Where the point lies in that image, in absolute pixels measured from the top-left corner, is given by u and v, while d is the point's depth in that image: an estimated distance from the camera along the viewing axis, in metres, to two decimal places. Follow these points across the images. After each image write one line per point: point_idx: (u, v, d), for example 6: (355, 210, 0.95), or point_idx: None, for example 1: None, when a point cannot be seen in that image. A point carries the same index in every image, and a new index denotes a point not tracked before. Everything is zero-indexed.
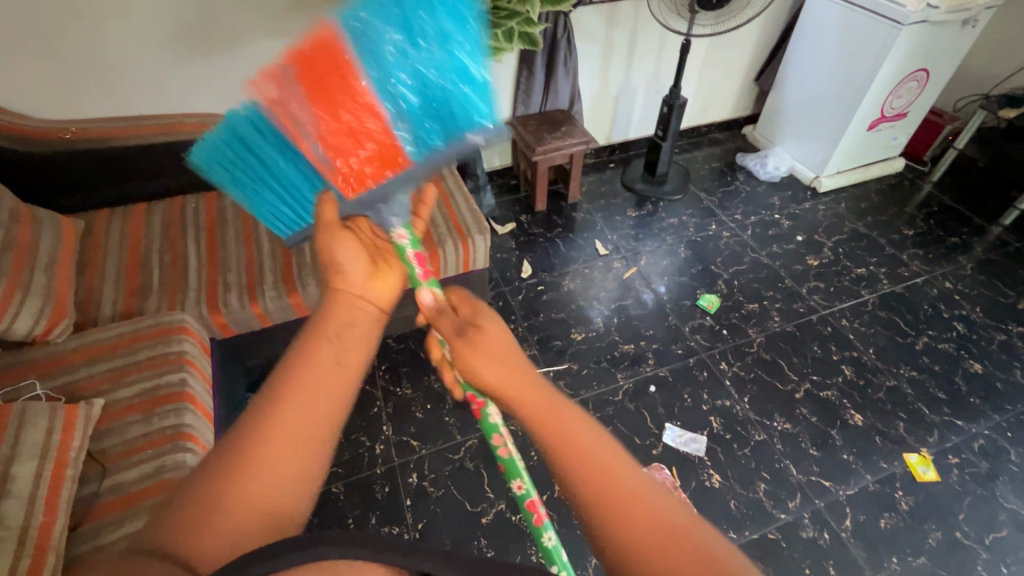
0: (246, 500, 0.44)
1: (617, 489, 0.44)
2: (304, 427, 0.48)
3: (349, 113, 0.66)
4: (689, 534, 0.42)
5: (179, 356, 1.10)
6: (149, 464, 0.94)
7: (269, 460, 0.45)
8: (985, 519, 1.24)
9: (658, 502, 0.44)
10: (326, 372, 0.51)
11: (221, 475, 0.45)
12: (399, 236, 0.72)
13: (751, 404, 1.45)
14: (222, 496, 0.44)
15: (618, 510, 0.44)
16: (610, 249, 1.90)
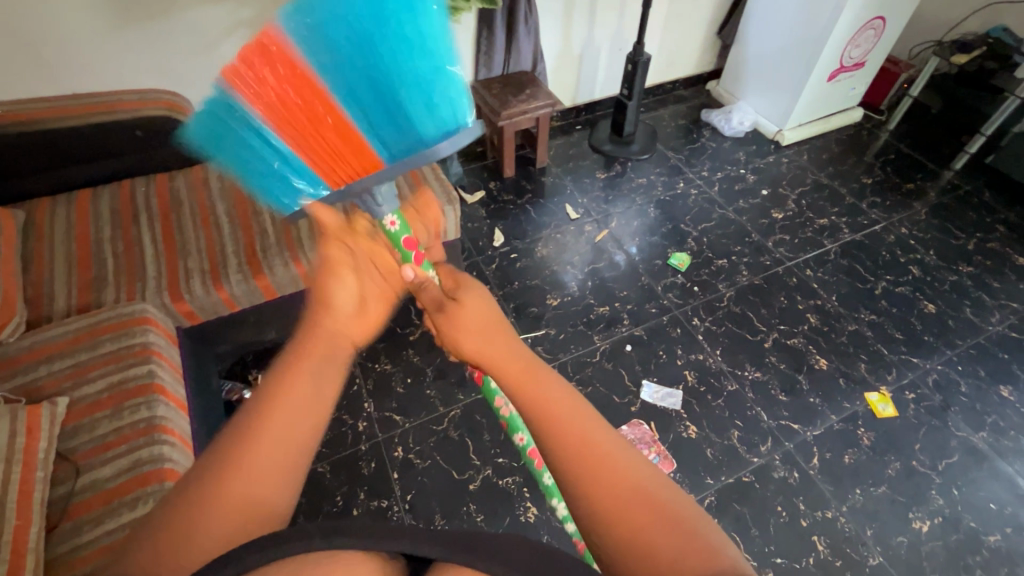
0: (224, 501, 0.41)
1: (571, 440, 0.47)
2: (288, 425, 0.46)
3: (305, 116, 0.63)
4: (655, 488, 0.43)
5: (143, 349, 1.06)
6: (124, 459, 0.91)
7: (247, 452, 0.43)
8: (938, 447, 1.33)
9: (624, 460, 0.45)
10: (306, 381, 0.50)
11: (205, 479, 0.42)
12: (390, 223, 0.71)
13: (723, 356, 1.50)
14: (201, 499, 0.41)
15: (586, 469, 0.45)
16: (581, 213, 1.90)
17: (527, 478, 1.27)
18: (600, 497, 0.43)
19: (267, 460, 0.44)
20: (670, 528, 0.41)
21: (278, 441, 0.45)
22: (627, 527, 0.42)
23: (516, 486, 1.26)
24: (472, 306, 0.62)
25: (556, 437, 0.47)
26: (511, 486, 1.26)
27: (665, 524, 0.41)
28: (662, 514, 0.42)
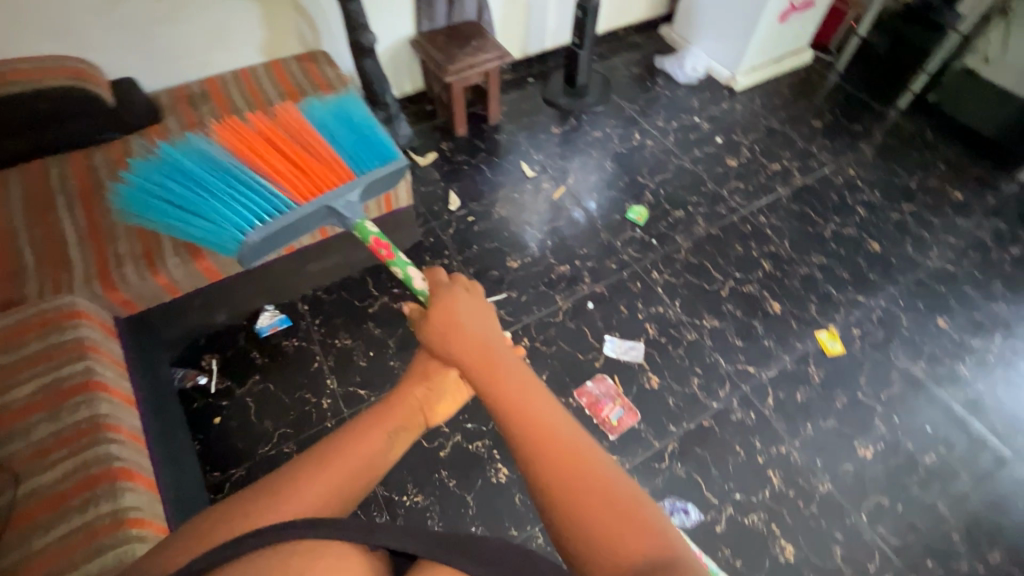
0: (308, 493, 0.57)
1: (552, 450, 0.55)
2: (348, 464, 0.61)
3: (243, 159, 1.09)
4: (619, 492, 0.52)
5: (78, 345, 1.00)
6: (69, 462, 0.87)
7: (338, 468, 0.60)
8: (881, 378, 1.41)
9: (606, 472, 0.54)
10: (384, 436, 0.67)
11: (303, 471, 0.59)
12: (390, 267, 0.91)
13: (682, 307, 1.53)
14: (290, 489, 0.57)
15: (569, 480, 0.53)
16: (538, 171, 1.85)
17: (497, 440, 1.29)
18: (571, 501, 0.52)
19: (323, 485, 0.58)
20: (629, 525, 0.49)
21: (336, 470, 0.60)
22: (598, 533, 0.49)
23: (486, 449, 1.28)
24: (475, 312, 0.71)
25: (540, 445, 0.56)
26: (481, 450, 1.28)
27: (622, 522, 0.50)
28: (626, 519, 0.50)
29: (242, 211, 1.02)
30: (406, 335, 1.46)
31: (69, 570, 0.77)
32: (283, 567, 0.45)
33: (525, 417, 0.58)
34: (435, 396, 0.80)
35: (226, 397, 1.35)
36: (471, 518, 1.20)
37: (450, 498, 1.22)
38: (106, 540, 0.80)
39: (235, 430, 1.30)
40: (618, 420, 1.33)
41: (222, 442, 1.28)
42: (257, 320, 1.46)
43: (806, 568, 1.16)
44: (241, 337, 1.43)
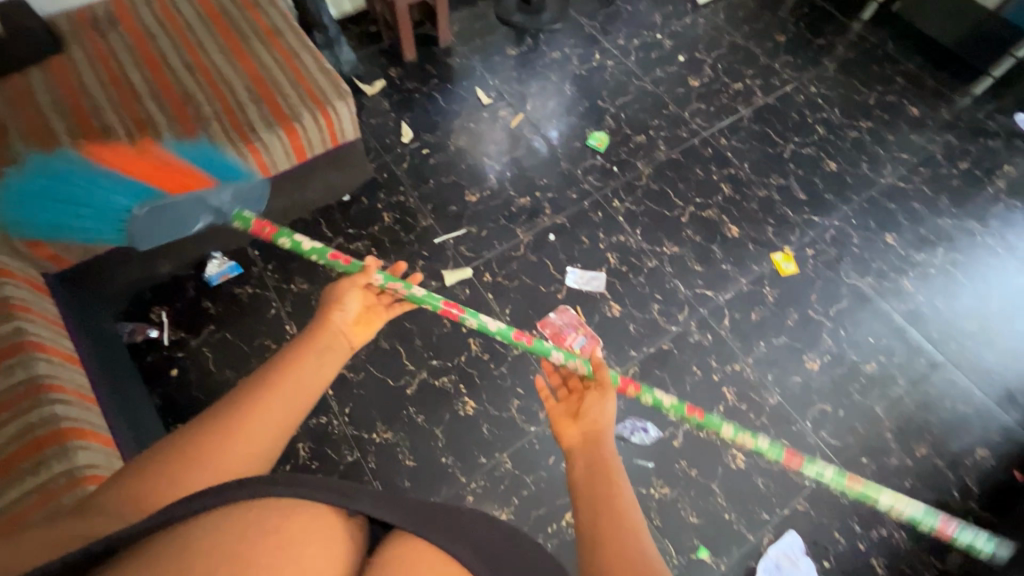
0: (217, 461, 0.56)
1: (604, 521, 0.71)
2: (280, 410, 0.62)
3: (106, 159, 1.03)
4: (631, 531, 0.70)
5: (5, 305, 0.94)
6: (13, 424, 0.84)
7: (249, 425, 0.59)
8: (831, 295, 1.47)
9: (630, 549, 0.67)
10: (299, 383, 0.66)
11: (208, 433, 0.58)
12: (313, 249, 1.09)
13: (643, 235, 1.53)
14: (201, 451, 0.56)
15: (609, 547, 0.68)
16: (494, 97, 1.76)
17: (463, 375, 1.30)
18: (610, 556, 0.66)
19: (257, 433, 0.59)
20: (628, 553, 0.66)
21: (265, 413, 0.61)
22: None
23: (453, 384, 1.29)
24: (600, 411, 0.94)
25: (598, 483, 0.78)
26: (447, 385, 1.29)
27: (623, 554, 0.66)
28: None
29: (114, 199, 0.99)
30: None
31: (28, 528, 0.76)
32: (264, 514, 0.45)
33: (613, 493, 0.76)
34: (350, 316, 0.88)
35: (180, 349, 1.30)
36: (441, 450, 1.23)
37: (419, 433, 1.24)
38: (64, 498, 0.79)
39: (194, 382, 1.27)
40: (581, 348, 1.35)
41: (182, 394, 1.26)
42: (206, 268, 1.38)
43: (756, 472, 1.25)
44: (190, 286, 1.37)
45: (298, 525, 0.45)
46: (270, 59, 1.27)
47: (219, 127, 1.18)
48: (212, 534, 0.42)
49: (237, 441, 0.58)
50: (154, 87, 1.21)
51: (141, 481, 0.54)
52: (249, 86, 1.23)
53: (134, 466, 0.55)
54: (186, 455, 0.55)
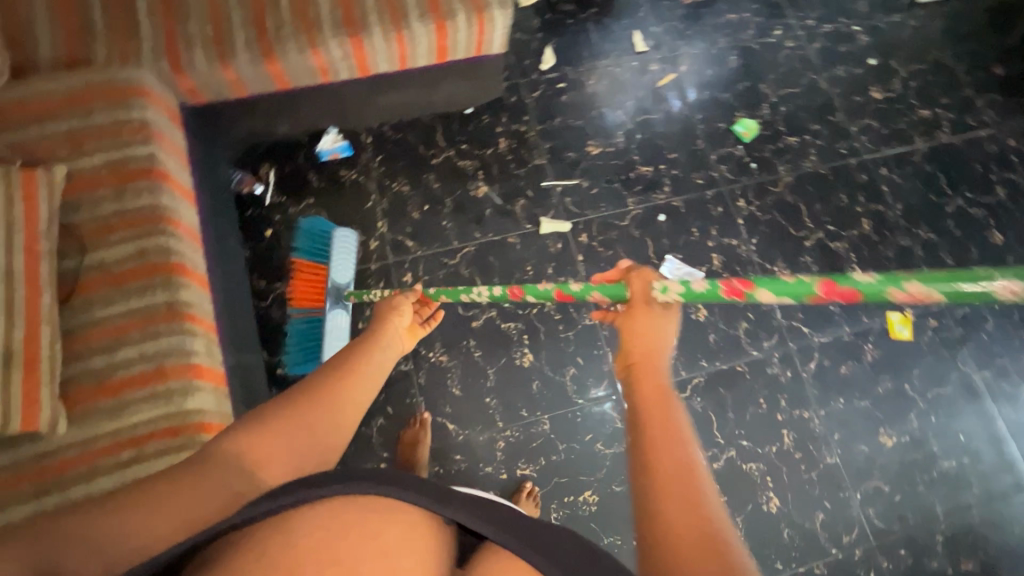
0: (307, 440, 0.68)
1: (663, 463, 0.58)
2: (357, 400, 0.77)
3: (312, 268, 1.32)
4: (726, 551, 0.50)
5: (142, 127, 0.96)
6: (131, 245, 0.89)
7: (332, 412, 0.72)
8: (936, 376, 1.33)
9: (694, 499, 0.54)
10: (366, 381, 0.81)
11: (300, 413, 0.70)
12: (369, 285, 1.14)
13: (757, 246, 1.41)
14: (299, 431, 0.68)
15: (670, 500, 0.55)
16: (650, 48, 1.60)
17: (529, 327, 1.27)
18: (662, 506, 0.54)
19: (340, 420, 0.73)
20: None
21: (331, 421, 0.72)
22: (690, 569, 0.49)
23: (517, 332, 1.27)
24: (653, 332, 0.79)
25: (657, 440, 0.61)
26: (512, 331, 1.27)
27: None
28: (705, 550, 0.50)
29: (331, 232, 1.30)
30: (464, 197, 1.39)
31: (128, 344, 0.83)
32: (355, 515, 0.54)
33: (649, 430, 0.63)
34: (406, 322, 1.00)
35: (279, 213, 1.34)
36: (488, 390, 1.24)
37: (472, 367, 1.25)
38: (161, 327, 0.85)
39: (283, 247, 1.31)
40: None
41: (270, 255, 1.30)
42: (318, 142, 1.39)
43: (784, 522, 1.21)
44: (300, 155, 1.39)
45: (393, 531, 0.54)
46: None
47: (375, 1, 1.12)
48: (310, 532, 0.52)
49: (307, 448, 0.68)
50: None
51: (251, 448, 0.64)
52: None
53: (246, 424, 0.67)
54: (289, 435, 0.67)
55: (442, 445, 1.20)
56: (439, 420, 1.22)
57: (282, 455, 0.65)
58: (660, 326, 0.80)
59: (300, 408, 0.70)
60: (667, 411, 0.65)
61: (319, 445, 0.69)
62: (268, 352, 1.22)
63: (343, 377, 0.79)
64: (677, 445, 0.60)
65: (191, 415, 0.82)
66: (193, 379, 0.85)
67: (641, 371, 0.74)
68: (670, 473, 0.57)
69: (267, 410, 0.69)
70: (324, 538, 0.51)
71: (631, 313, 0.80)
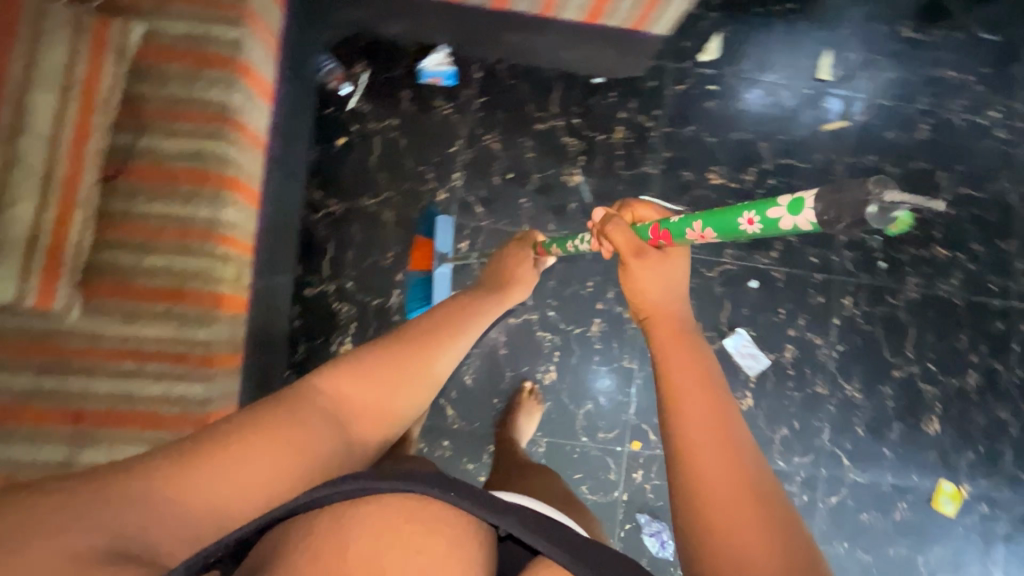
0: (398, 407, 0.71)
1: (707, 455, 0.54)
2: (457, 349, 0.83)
3: None
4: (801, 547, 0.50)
5: (236, 4, 0.83)
6: (187, 141, 0.80)
7: (429, 356, 0.77)
8: (956, 562, 1.22)
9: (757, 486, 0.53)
10: (468, 323, 0.87)
11: (405, 354, 0.75)
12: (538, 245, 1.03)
13: (840, 355, 1.24)
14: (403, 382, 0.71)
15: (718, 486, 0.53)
16: (835, 78, 1.31)
17: (564, 345, 1.20)
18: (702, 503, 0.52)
19: (435, 369, 0.77)
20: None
21: (404, 386, 0.72)
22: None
23: (550, 346, 1.20)
24: (671, 264, 0.74)
25: (693, 420, 0.57)
26: (545, 343, 1.20)
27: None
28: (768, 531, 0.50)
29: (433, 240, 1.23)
30: (553, 180, 1.23)
31: (157, 251, 0.78)
32: (416, 515, 0.49)
33: (687, 421, 0.57)
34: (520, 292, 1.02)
35: (357, 121, 1.22)
36: (496, 392, 1.18)
37: (492, 363, 1.19)
38: (196, 244, 0.79)
39: (350, 162, 1.21)
40: None
41: (334, 166, 1.20)
42: (424, 57, 1.22)
43: None
44: (399, 66, 1.23)
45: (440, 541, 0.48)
46: None
47: None
48: (365, 539, 0.47)
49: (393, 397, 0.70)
50: None
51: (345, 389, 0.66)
52: None
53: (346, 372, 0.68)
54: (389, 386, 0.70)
55: (435, 425, 1.17)
56: (441, 400, 1.18)
57: (371, 411, 0.68)
58: (676, 267, 0.73)
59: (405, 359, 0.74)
60: (703, 403, 0.58)
61: (416, 379, 0.74)
62: (301, 268, 1.17)
63: (410, 346, 0.76)
64: (724, 441, 0.56)
65: (201, 346, 0.79)
66: (212, 308, 0.80)
67: (668, 342, 0.66)
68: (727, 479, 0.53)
69: (356, 367, 0.69)
70: (366, 559, 0.45)
71: (630, 271, 0.74)
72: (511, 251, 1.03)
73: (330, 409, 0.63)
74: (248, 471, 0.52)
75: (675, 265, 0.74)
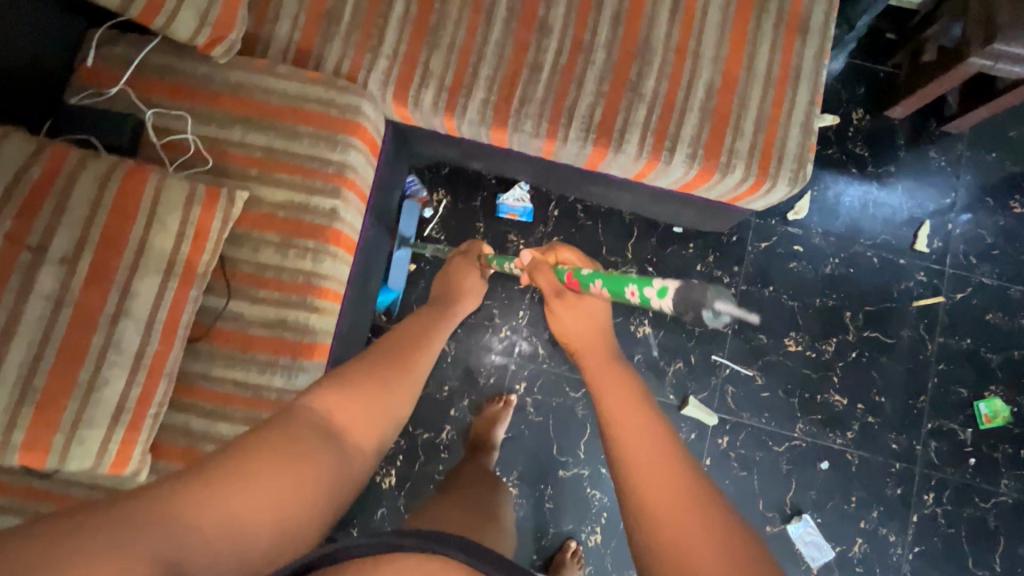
0: (382, 405, 0.65)
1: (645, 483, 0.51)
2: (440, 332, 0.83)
3: None
4: (712, 502, 0.50)
5: (336, 174, 0.85)
6: (272, 309, 0.81)
7: (411, 339, 0.76)
8: None
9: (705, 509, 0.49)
10: (436, 318, 0.85)
11: (384, 342, 0.74)
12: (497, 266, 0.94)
13: (916, 558, 1.13)
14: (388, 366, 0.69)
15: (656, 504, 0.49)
16: (932, 249, 1.24)
17: (613, 507, 1.14)
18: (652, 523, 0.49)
19: (422, 339, 0.77)
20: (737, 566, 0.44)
21: (391, 395, 0.66)
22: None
23: (598, 505, 1.14)
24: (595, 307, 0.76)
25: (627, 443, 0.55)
26: (593, 501, 1.14)
27: (725, 546, 0.46)
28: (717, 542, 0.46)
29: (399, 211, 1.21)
30: (621, 330, 1.19)
31: (227, 420, 0.79)
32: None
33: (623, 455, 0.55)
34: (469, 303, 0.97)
35: (430, 248, 1.22)
36: (536, 548, 1.13)
37: (536, 515, 1.14)
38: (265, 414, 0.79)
39: (418, 290, 1.21)
40: None
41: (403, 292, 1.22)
42: (506, 191, 1.23)
43: None
44: (478, 197, 1.24)
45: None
46: (762, 74, 0.91)
47: (644, 117, 0.90)
48: None
49: (380, 390, 0.65)
50: (625, 10, 0.92)
51: (330, 395, 0.61)
52: (716, 90, 0.91)
53: (339, 377, 0.64)
54: (376, 372, 0.67)
55: None
56: None
57: (360, 427, 0.60)
58: (596, 309, 0.75)
59: (390, 349, 0.73)
60: (635, 427, 0.57)
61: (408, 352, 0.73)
62: None
63: (392, 358, 0.70)
64: (667, 461, 0.53)
65: None
66: None
67: (602, 372, 0.68)
68: (636, 442, 0.55)
69: (335, 384, 0.63)
70: None
71: (554, 312, 0.77)
72: (455, 266, 0.99)
73: (321, 425, 0.57)
74: (260, 494, 0.47)
75: (594, 307, 0.75)
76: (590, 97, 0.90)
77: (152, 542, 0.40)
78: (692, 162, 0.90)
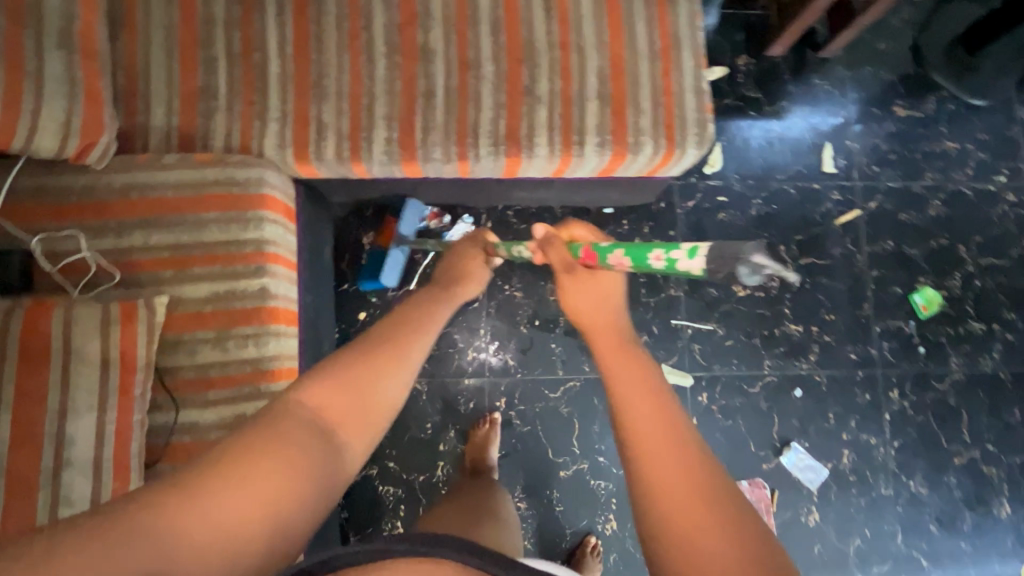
0: (377, 394, 0.55)
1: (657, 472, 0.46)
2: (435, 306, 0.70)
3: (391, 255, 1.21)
4: (732, 501, 0.44)
5: (257, 252, 0.81)
6: (226, 409, 0.78)
7: (408, 318, 0.65)
8: None
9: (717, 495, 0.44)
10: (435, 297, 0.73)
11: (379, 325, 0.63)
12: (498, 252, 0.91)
13: (899, 453, 1.22)
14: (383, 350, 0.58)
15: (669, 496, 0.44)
16: (839, 168, 1.32)
17: (620, 491, 1.16)
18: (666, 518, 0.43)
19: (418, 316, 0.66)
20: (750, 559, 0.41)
21: (387, 382, 0.56)
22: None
23: (605, 494, 1.16)
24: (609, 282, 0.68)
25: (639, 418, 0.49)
26: (600, 491, 1.16)
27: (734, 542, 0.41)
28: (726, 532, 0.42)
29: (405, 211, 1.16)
30: None
31: None
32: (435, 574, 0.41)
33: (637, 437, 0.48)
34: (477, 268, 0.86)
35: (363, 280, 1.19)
36: (557, 553, 1.14)
37: (550, 522, 1.15)
38: None
39: None
40: None
41: None
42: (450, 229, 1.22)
43: None
44: None
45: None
46: (647, 50, 0.94)
47: (547, 117, 0.91)
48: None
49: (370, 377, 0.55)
50: (500, 18, 0.92)
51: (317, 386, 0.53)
52: (607, 75, 0.93)
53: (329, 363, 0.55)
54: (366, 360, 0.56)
55: None
56: None
57: (354, 422, 0.53)
58: (610, 285, 0.68)
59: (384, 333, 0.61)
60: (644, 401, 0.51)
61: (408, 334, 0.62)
62: None
63: (387, 340, 0.60)
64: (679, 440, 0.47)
65: None
66: None
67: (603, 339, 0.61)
68: (658, 430, 0.48)
69: (329, 375, 0.54)
70: None
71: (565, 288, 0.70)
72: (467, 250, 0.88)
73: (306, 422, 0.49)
74: (241, 501, 0.42)
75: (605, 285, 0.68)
76: (491, 110, 0.90)
77: (135, 555, 0.37)
78: (603, 150, 0.92)
